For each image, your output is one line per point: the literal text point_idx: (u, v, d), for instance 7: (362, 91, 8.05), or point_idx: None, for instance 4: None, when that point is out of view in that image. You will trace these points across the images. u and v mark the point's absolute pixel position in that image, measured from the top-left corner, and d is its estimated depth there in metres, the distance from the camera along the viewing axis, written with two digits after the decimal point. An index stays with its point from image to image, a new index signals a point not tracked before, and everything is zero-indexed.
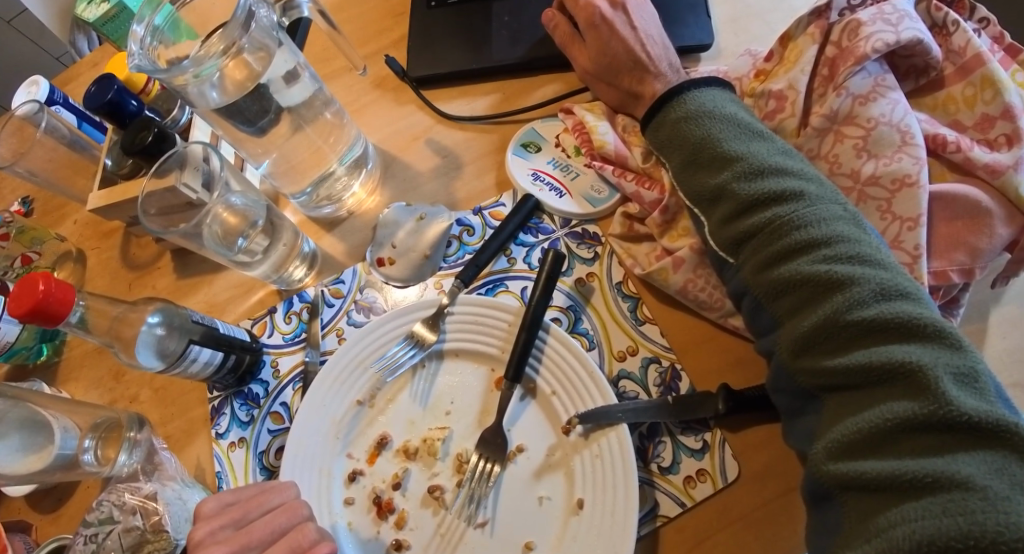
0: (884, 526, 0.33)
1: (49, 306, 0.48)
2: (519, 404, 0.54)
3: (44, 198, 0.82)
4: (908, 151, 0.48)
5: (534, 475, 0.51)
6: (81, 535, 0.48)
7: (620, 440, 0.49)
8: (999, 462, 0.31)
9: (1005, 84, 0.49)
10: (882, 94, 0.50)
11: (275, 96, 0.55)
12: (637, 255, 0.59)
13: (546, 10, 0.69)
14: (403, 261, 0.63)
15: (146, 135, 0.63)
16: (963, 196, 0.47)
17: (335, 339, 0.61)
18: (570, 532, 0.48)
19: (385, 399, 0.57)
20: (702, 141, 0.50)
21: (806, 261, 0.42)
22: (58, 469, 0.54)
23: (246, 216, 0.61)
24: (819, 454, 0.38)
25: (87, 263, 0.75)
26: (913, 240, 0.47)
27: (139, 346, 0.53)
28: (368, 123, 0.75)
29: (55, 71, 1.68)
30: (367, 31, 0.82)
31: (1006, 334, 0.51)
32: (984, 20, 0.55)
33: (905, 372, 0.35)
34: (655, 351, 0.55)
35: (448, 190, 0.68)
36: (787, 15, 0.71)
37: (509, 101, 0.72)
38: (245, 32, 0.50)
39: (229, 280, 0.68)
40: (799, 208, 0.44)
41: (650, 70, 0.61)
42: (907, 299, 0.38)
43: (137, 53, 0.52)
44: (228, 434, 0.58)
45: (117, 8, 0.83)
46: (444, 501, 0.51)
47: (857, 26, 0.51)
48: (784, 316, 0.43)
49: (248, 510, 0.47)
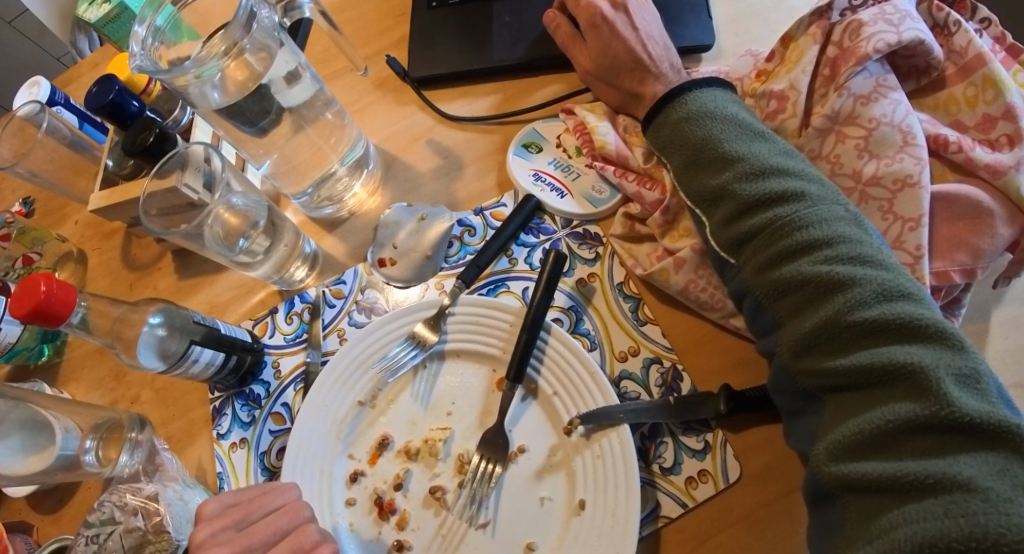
0: (886, 528, 0.33)
1: (51, 307, 0.48)
2: (520, 405, 0.54)
3: (44, 199, 0.82)
4: (910, 152, 0.48)
5: (535, 476, 0.51)
6: (82, 536, 0.48)
7: (621, 440, 0.49)
8: (1000, 463, 0.31)
9: (1006, 85, 0.49)
10: (883, 94, 0.50)
11: (276, 96, 0.55)
12: (638, 255, 0.59)
13: (547, 11, 0.70)
14: (404, 262, 0.63)
15: (148, 135, 0.63)
16: (964, 196, 0.47)
17: (336, 339, 0.61)
18: (572, 532, 0.48)
19: (386, 399, 0.57)
20: (703, 142, 0.50)
21: (807, 262, 0.42)
22: (59, 470, 0.53)
23: (247, 216, 0.61)
24: (819, 454, 0.38)
25: (88, 264, 0.75)
26: (914, 240, 0.47)
27: (141, 347, 0.53)
28: (368, 124, 0.75)
29: (54, 71, 1.68)
30: (368, 32, 0.82)
31: (1007, 334, 0.51)
32: (986, 20, 0.55)
33: (906, 373, 0.35)
34: (656, 352, 0.55)
35: (449, 190, 0.68)
36: (788, 15, 0.71)
37: (510, 101, 0.72)
38: (246, 33, 0.50)
39: (231, 280, 0.68)
40: (801, 208, 0.44)
41: (651, 70, 0.61)
42: (908, 299, 0.38)
43: (138, 53, 0.52)
44: (229, 435, 0.58)
45: (117, 8, 0.83)
46: (446, 501, 0.51)
47: (858, 26, 0.51)
48: (785, 318, 0.43)
49: (250, 511, 0.47)
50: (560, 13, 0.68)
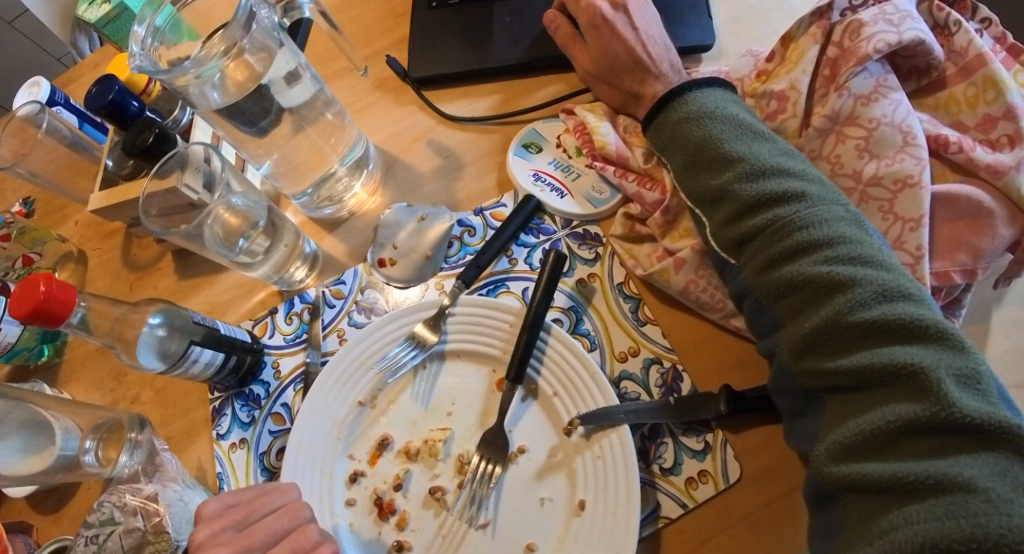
0: (887, 529, 0.33)
1: (51, 308, 0.48)
2: (520, 405, 0.54)
3: (45, 199, 0.82)
4: (910, 152, 0.48)
5: (535, 476, 0.51)
6: (82, 536, 0.48)
7: (622, 441, 0.49)
8: (1002, 463, 0.31)
9: (1007, 85, 0.48)
10: (884, 94, 0.49)
11: (276, 96, 0.55)
12: (638, 255, 0.59)
13: (546, 12, 0.70)
14: (404, 262, 0.63)
15: (148, 135, 0.63)
16: (965, 196, 0.47)
17: (336, 339, 0.61)
18: (572, 532, 0.48)
19: (386, 399, 0.57)
20: (704, 142, 0.50)
21: (808, 262, 0.42)
22: (59, 470, 0.53)
23: (247, 217, 0.61)
24: (820, 455, 0.38)
25: (88, 264, 0.75)
26: (915, 240, 0.47)
27: (141, 347, 0.53)
28: (368, 124, 0.75)
29: (54, 71, 1.68)
30: (368, 32, 0.82)
31: (1008, 334, 0.51)
32: (987, 20, 0.55)
33: (907, 373, 0.35)
34: (657, 352, 0.55)
35: (449, 191, 0.68)
36: (789, 15, 0.71)
37: (510, 101, 0.72)
38: (246, 33, 0.50)
39: (231, 280, 0.68)
40: (801, 208, 0.43)
41: (651, 70, 0.61)
42: (908, 300, 0.38)
43: (137, 53, 0.52)
44: (229, 435, 0.58)
45: (117, 8, 0.83)
46: (446, 502, 0.51)
47: (859, 26, 0.51)
48: (785, 318, 0.43)
49: (250, 512, 0.47)
50: (560, 13, 0.68)
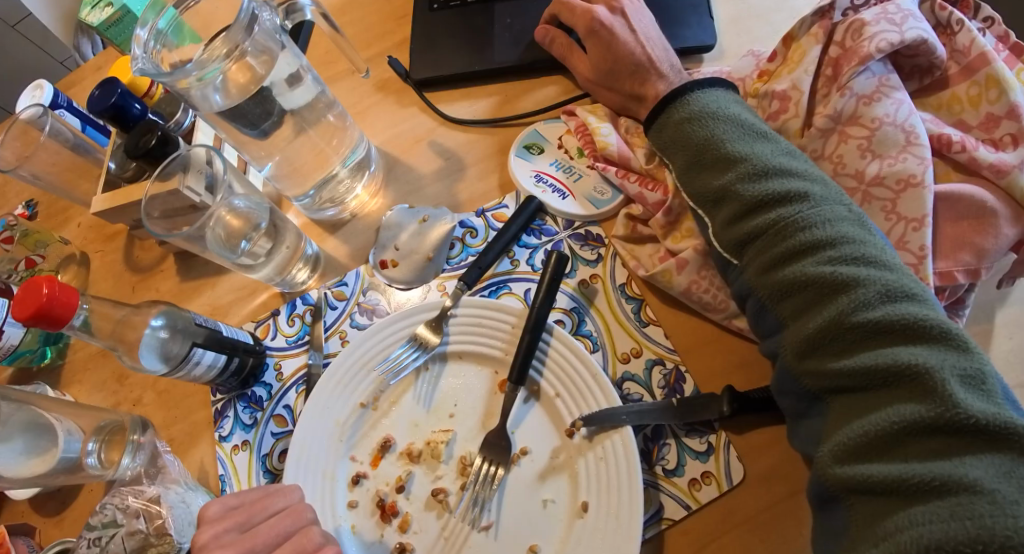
0: (891, 531, 0.33)
1: (53, 310, 0.48)
2: (523, 406, 0.54)
3: (48, 201, 0.82)
4: (913, 151, 0.48)
5: (538, 478, 0.51)
6: (85, 538, 0.48)
7: (625, 442, 0.48)
8: (1007, 465, 0.31)
9: (1010, 83, 0.48)
10: (886, 94, 0.49)
11: (278, 98, 0.56)
12: (640, 256, 0.59)
13: (537, 28, 0.71)
14: (405, 263, 0.64)
15: (149, 138, 0.63)
16: (968, 196, 0.47)
17: (338, 341, 0.61)
18: (575, 534, 0.48)
19: (389, 401, 0.57)
20: (706, 142, 0.50)
21: (812, 262, 0.41)
22: (62, 472, 0.53)
23: (249, 219, 0.61)
24: (825, 457, 0.38)
25: (91, 265, 0.75)
26: (918, 240, 0.47)
27: (144, 349, 0.53)
28: (370, 125, 0.75)
29: (59, 75, 1.69)
30: (369, 34, 0.82)
31: (1012, 334, 0.51)
32: (989, 19, 0.55)
33: (911, 374, 0.35)
34: (659, 353, 0.55)
35: (451, 192, 0.68)
36: (791, 15, 0.70)
37: (510, 103, 0.72)
38: (248, 36, 0.50)
39: (232, 282, 0.68)
40: (804, 208, 0.43)
41: (653, 72, 0.61)
42: (912, 300, 0.38)
43: (140, 56, 0.53)
44: (232, 437, 0.58)
45: (120, 11, 0.83)
46: (448, 504, 0.51)
47: (861, 26, 0.51)
48: (788, 319, 0.43)
49: (252, 513, 0.47)
50: (552, 27, 0.70)
